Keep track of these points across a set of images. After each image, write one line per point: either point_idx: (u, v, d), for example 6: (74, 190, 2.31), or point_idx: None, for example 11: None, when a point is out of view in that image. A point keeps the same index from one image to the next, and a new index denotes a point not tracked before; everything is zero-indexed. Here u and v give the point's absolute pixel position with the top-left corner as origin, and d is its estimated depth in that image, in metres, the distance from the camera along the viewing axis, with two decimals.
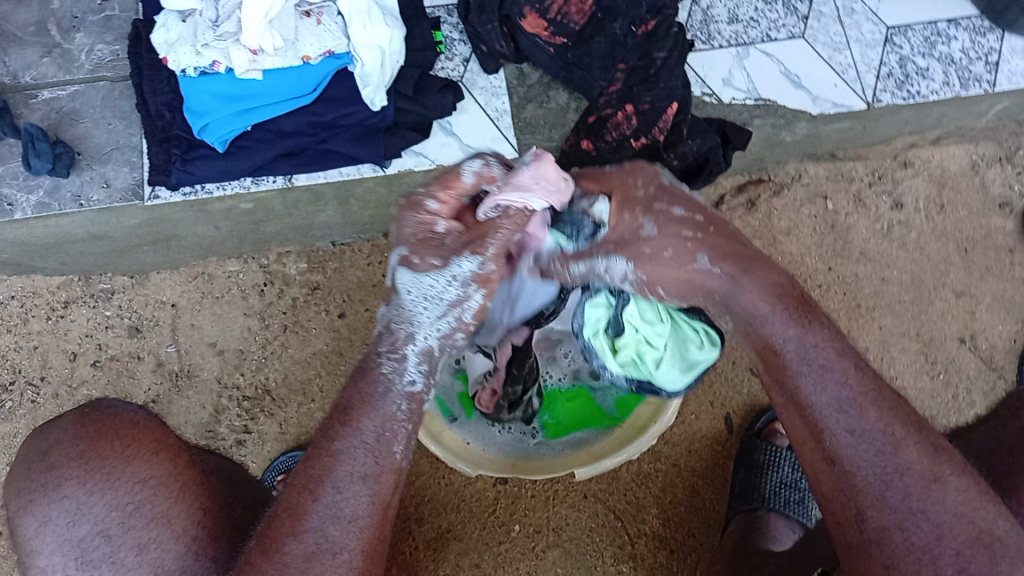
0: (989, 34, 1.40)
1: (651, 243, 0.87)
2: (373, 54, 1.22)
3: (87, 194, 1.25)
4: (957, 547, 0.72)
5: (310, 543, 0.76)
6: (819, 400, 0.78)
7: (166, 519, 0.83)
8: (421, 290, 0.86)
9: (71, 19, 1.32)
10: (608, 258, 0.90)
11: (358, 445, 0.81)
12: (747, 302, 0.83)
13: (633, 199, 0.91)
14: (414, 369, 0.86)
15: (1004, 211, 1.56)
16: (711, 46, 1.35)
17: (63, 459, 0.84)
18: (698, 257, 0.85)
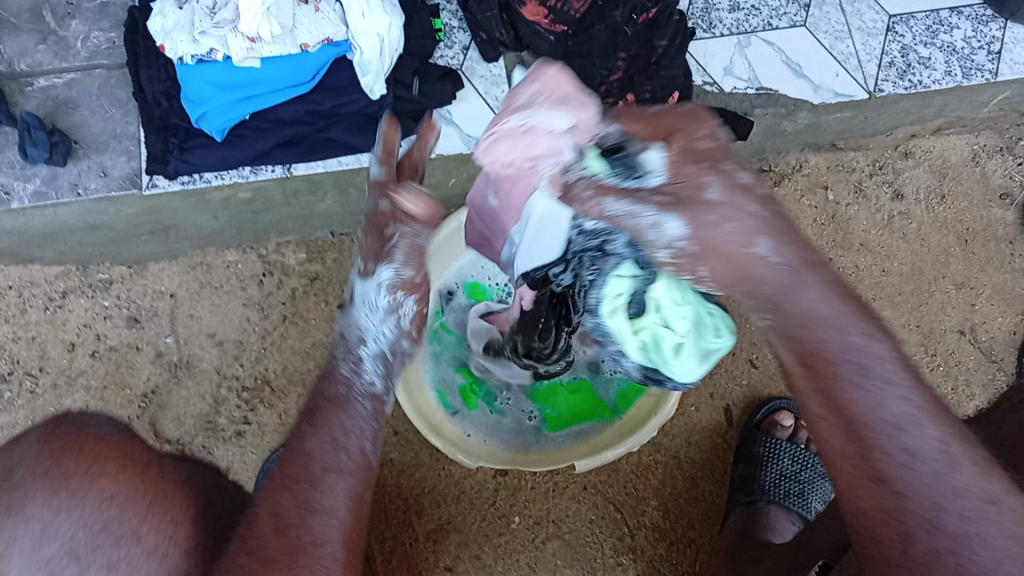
0: (991, 23, 1.38)
1: (719, 210, 0.69)
2: (372, 42, 1.21)
3: (85, 183, 1.24)
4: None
5: (295, 537, 0.73)
6: (876, 416, 0.64)
7: (138, 537, 0.71)
8: (363, 297, 0.95)
9: (65, 5, 1.31)
10: (659, 214, 0.72)
11: (326, 440, 0.82)
12: (807, 302, 0.68)
13: (694, 151, 0.74)
14: (370, 369, 0.92)
15: (1004, 202, 1.55)
16: (712, 34, 1.35)
17: (28, 477, 0.69)
18: (758, 241, 0.68)
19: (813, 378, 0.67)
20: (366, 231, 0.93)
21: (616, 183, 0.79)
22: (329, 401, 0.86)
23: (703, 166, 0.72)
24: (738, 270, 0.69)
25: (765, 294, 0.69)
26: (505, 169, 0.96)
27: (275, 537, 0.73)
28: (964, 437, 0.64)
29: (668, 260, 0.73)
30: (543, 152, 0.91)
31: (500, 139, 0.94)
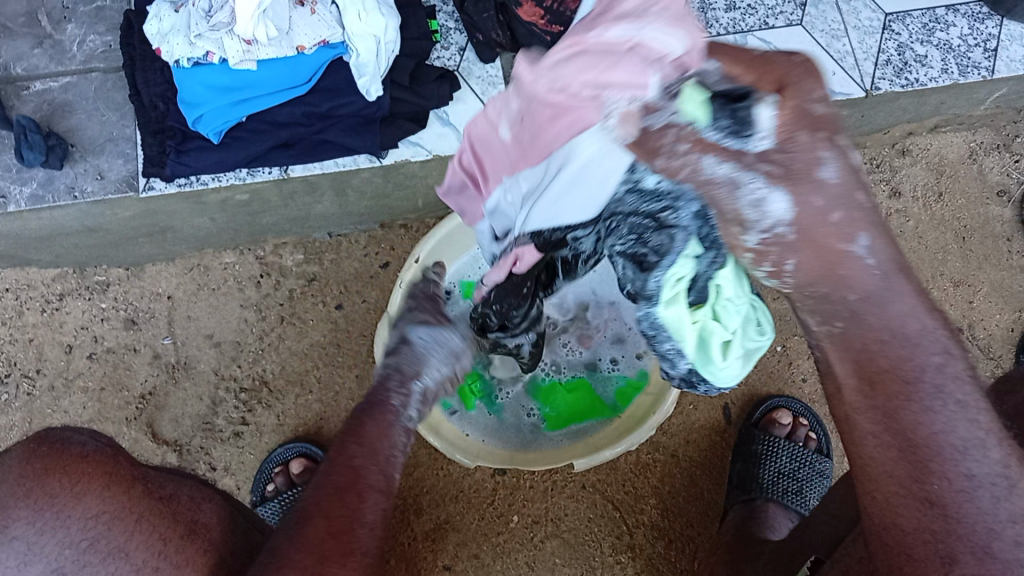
0: (988, 20, 1.38)
1: (825, 194, 0.58)
2: (368, 44, 1.20)
3: (81, 186, 1.24)
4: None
5: (347, 542, 0.76)
6: (945, 439, 0.62)
7: (123, 552, 0.78)
8: (432, 338, 1.01)
9: (61, 8, 1.31)
10: (765, 188, 0.59)
11: (370, 458, 0.84)
12: (894, 313, 0.63)
13: (807, 114, 0.59)
14: (415, 407, 0.95)
15: (1002, 199, 1.55)
16: (710, 34, 1.34)
17: (9, 498, 0.76)
18: (857, 240, 0.60)
19: (871, 394, 0.64)
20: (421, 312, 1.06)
21: (716, 139, 0.61)
22: (376, 423, 0.88)
23: (819, 136, 0.58)
24: (825, 270, 0.62)
25: (845, 301, 0.63)
26: (553, 96, 0.75)
27: (330, 539, 0.75)
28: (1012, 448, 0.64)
29: (757, 244, 0.62)
30: (617, 82, 0.69)
31: (574, 61, 0.73)
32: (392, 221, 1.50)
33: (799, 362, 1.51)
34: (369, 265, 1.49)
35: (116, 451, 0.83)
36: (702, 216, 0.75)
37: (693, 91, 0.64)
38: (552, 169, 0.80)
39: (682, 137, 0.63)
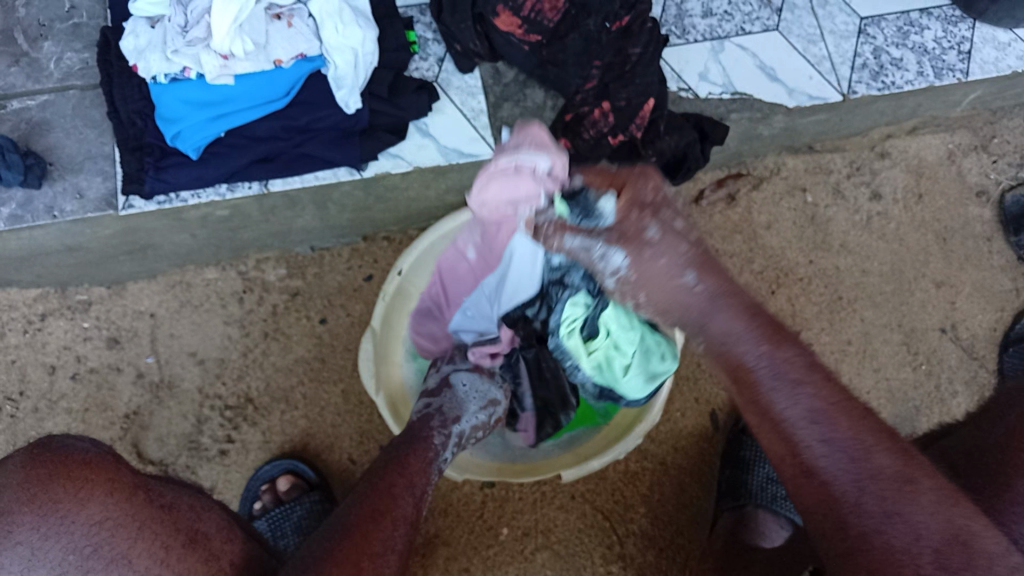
0: (961, 24, 1.39)
1: (652, 247, 0.83)
2: (346, 56, 1.21)
3: (61, 206, 1.23)
4: (936, 544, 0.66)
5: (374, 563, 0.80)
6: (788, 415, 0.74)
7: (127, 559, 0.75)
8: (472, 386, 1.20)
9: (38, 28, 1.30)
10: (606, 247, 0.86)
11: (407, 489, 0.92)
12: (724, 322, 0.79)
13: (640, 202, 0.88)
14: (450, 450, 1.08)
15: (981, 200, 1.56)
16: (686, 41, 1.35)
17: (13, 503, 0.73)
18: (685, 274, 0.81)
19: (742, 391, 0.78)
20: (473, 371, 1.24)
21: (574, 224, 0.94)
22: (418, 458, 0.99)
23: (646, 215, 0.86)
24: (670, 299, 0.82)
25: (691, 318, 0.81)
26: (489, 214, 1.11)
27: (362, 558, 0.79)
28: (865, 422, 0.74)
29: (614, 285, 0.88)
30: (525, 200, 1.06)
31: (490, 187, 1.07)
32: (375, 233, 1.50)
33: None
34: (353, 279, 1.48)
35: (118, 459, 0.82)
36: (588, 278, 1.18)
37: (560, 201, 1.03)
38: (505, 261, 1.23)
39: (553, 225, 0.98)
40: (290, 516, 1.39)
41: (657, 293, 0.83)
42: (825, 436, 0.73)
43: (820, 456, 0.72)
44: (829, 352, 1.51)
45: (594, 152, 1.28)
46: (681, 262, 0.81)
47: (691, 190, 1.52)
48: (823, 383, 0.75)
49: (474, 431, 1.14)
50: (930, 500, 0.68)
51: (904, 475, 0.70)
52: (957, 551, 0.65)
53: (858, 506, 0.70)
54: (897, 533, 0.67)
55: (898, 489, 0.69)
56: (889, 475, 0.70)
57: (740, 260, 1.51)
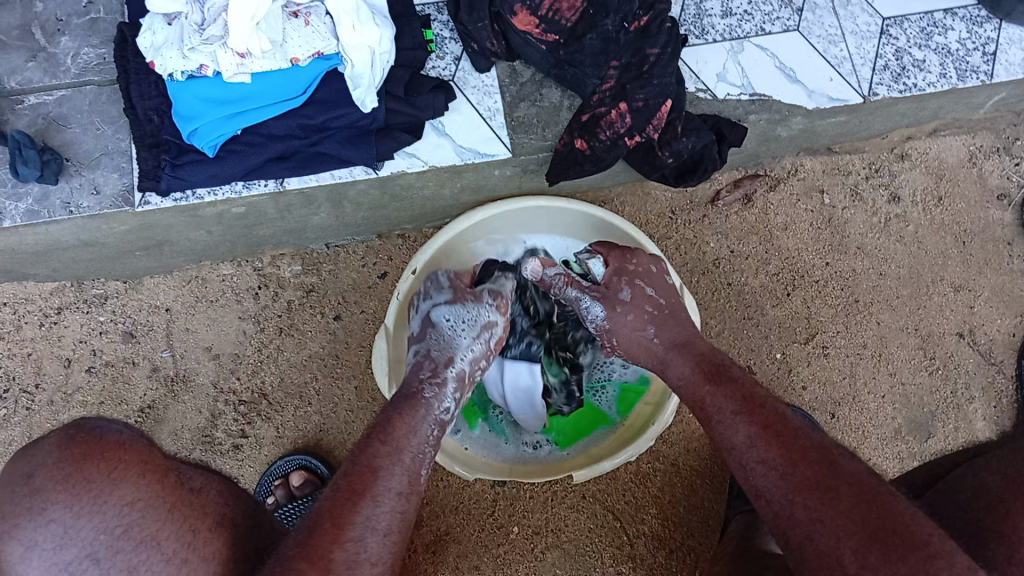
0: (987, 24, 1.37)
1: (623, 303, 1.08)
2: (363, 54, 1.20)
3: (77, 201, 1.24)
4: (853, 545, 0.73)
5: (354, 551, 0.77)
6: (733, 441, 0.89)
7: (157, 542, 0.75)
8: (458, 317, 1.09)
9: (55, 22, 1.30)
10: (590, 300, 1.11)
11: (393, 460, 0.89)
12: (674, 375, 1.02)
13: (624, 270, 1.11)
14: (452, 393, 1.05)
15: (1002, 203, 1.54)
16: (705, 41, 1.33)
17: (48, 481, 0.72)
18: (646, 328, 1.07)
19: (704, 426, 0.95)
20: (456, 296, 1.12)
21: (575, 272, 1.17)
22: (404, 419, 0.95)
23: (623, 278, 1.10)
24: (632, 341, 1.08)
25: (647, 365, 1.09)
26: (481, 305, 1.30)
27: (337, 547, 0.76)
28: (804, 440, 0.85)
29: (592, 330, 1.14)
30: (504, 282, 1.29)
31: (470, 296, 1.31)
32: (389, 231, 1.49)
33: (799, 369, 1.49)
34: (367, 276, 1.48)
35: (148, 441, 0.81)
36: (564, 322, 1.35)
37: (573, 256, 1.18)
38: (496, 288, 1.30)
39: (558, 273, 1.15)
40: (301, 512, 1.39)
41: (624, 338, 1.09)
42: (763, 458, 0.85)
43: (761, 477, 0.84)
44: (844, 355, 1.50)
45: (610, 154, 1.26)
46: (644, 319, 1.07)
47: (707, 190, 1.50)
48: (757, 411, 0.89)
49: (476, 366, 1.09)
50: (846, 505, 0.76)
51: (823, 482, 0.79)
52: (873, 548, 0.72)
53: (792, 519, 0.79)
54: (820, 537, 0.76)
55: (819, 497, 0.78)
56: (810, 485, 0.79)
57: (756, 261, 1.50)
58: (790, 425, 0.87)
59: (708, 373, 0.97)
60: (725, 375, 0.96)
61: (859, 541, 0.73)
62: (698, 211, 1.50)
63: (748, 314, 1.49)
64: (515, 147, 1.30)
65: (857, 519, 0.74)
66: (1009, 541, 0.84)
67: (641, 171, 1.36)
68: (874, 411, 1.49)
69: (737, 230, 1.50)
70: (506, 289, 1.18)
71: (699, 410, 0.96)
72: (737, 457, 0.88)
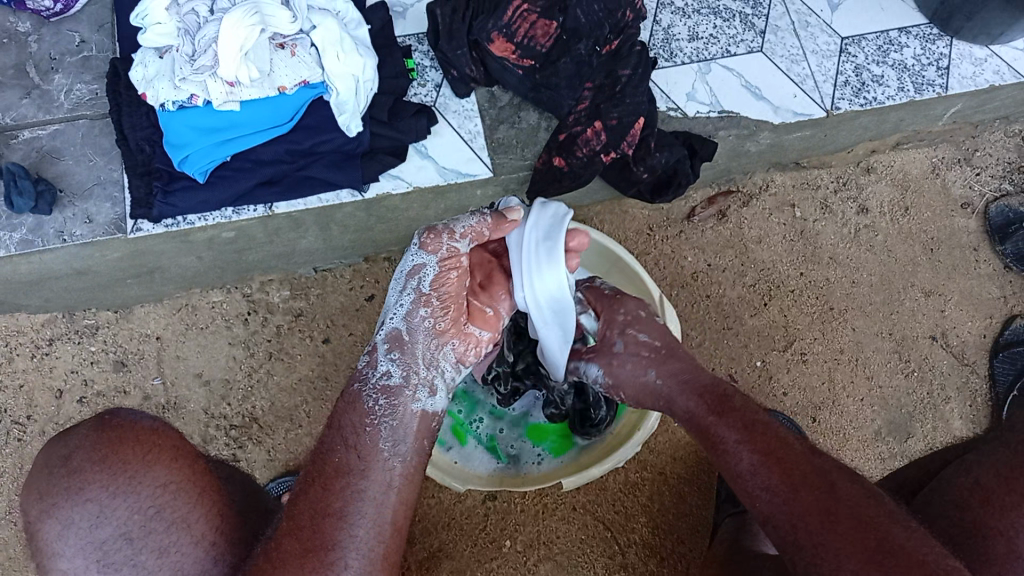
0: (939, 41, 1.45)
1: (617, 356, 1.08)
2: (348, 83, 1.25)
3: (70, 230, 1.27)
4: (854, 568, 0.76)
5: (305, 540, 0.80)
6: (737, 467, 0.88)
7: (186, 523, 0.79)
8: (401, 272, 1.06)
9: (48, 60, 1.35)
10: (588, 364, 1.11)
11: (340, 443, 0.92)
12: (683, 404, 0.99)
13: (614, 321, 1.12)
14: (385, 356, 1.01)
15: (966, 211, 1.61)
16: (674, 63, 1.40)
17: (85, 463, 0.78)
18: (648, 371, 1.04)
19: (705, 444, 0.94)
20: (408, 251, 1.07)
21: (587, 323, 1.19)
22: (347, 400, 0.98)
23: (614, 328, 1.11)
24: (637, 389, 1.06)
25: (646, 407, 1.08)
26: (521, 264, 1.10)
27: (288, 537, 0.80)
28: (798, 466, 0.85)
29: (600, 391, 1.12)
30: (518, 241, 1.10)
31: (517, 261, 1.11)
32: (376, 255, 1.53)
33: (779, 376, 1.53)
34: (355, 299, 1.52)
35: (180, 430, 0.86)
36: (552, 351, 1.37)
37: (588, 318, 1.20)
38: (520, 249, 1.10)
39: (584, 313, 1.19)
40: None
41: (629, 390, 1.06)
42: (766, 485, 0.85)
43: (765, 502, 0.84)
44: (822, 361, 1.54)
45: (587, 170, 1.32)
46: (644, 364, 1.05)
47: (682, 207, 1.56)
48: (760, 438, 0.88)
49: (413, 318, 1.03)
50: (846, 528, 0.78)
51: (825, 508, 0.81)
52: (873, 572, 0.75)
53: (797, 543, 0.80)
54: (826, 561, 0.78)
55: (820, 521, 0.80)
56: (814, 511, 0.81)
57: (732, 273, 1.55)
58: (793, 451, 0.87)
59: (713, 403, 0.95)
60: (728, 405, 0.94)
61: (858, 562, 0.76)
62: (674, 227, 1.55)
63: (727, 326, 1.53)
64: (495, 167, 1.35)
65: (856, 542, 0.77)
66: (1000, 534, 0.84)
67: (617, 188, 1.42)
68: (854, 414, 1.53)
69: (712, 245, 1.56)
70: (461, 224, 1.06)
71: (703, 438, 0.94)
72: (742, 484, 0.87)
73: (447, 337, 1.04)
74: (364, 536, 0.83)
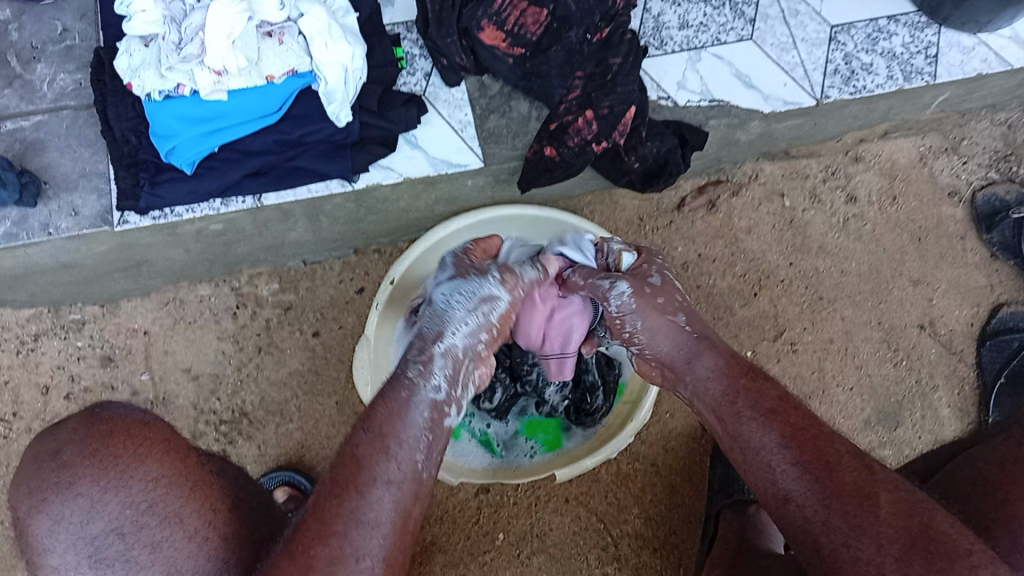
0: (927, 29, 1.46)
1: (655, 288, 1.09)
2: (336, 71, 1.24)
3: (56, 223, 1.25)
4: (897, 554, 0.73)
5: (335, 547, 0.78)
6: (757, 439, 0.89)
7: (179, 518, 0.78)
8: (460, 290, 1.06)
9: (31, 50, 1.33)
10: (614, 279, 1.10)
11: (379, 449, 0.87)
12: (703, 368, 1.00)
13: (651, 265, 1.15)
14: (440, 370, 0.98)
15: (953, 200, 1.62)
16: (664, 52, 1.39)
17: (76, 457, 0.79)
18: (678, 315, 1.06)
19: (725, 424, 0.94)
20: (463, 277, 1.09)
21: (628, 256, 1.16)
22: (390, 405, 0.92)
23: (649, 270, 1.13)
24: (659, 326, 1.06)
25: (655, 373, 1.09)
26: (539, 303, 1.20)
27: (317, 545, 0.78)
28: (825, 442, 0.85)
29: (615, 310, 1.09)
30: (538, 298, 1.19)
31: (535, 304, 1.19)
32: (366, 246, 1.52)
33: (769, 366, 1.53)
34: (345, 291, 1.51)
35: (169, 422, 0.86)
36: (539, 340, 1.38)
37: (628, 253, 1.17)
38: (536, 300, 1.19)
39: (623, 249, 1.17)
40: None
41: (650, 319, 1.06)
42: (796, 462, 0.84)
43: (791, 479, 0.83)
44: (812, 351, 1.55)
45: (579, 159, 1.31)
46: (674, 306, 1.07)
47: (673, 197, 1.55)
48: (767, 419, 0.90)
49: (472, 339, 1.04)
50: (887, 514, 0.77)
51: (862, 490, 0.79)
52: (916, 559, 0.72)
53: (828, 525, 0.78)
54: (863, 546, 0.75)
55: (858, 503, 0.78)
56: (849, 491, 0.79)
57: (722, 264, 1.55)
58: (824, 432, 0.86)
59: (744, 368, 0.97)
60: (759, 372, 0.96)
61: (903, 549, 0.74)
62: (665, 217, 1.55)
63: (718, 317, 1.54)
64: (486, 157, 1.35)
65: (898, 527, 0.75)
66: (1006, 528, 0.84)
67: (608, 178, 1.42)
68: (844, 403, 1.54)
69: (703, 234, 1.55)
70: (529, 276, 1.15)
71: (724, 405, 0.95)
72: (764, 458, 0.87)
73: (480, 366, 1.05)
74: (390, 546, 0.82)
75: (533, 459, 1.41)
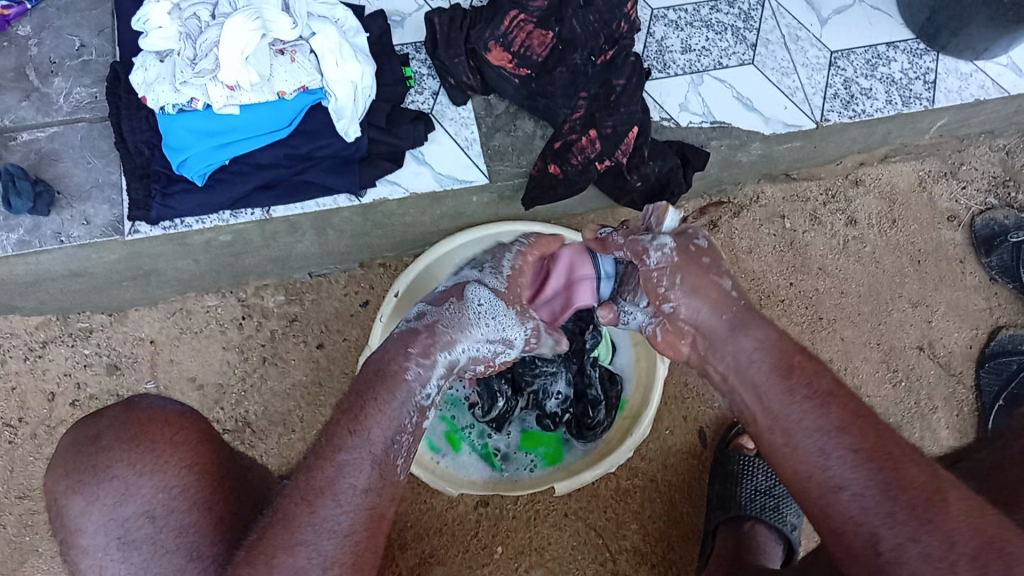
0: (925, 55, 1.49)
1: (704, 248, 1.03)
2: (346, 89, 1.27)
3: (68, 231, 1.28)
4: (970, 553, 0.73)
5: (300, 558, 0.81)
6: (800, 429, 0.87)
7: (207, 504, 0.88)
8: (493, 311, 1.04)
9: (48, 64, 1.36)
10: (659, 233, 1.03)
11: (361, 459, 0.88)
12: (745, 348, 0.96)
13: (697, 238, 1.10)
14: (437, 383, 0.99)
15: (952, 224, 1.63)
16: (667, 74, 1.42)
17: (114, 442, 0.89)
18: (723, 280, 1.01)
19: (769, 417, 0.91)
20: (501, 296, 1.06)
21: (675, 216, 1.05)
22: (383, 407, 0.92)
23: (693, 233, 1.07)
24: (703, 288, 1.00)
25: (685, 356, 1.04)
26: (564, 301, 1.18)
27: (280, 553, 0.81)
28: (874, 434, 0.84)
29: (653, 263, 1.02)
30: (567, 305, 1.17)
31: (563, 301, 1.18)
32: (371, 260, 1.54)
33: None
34: (350, 304, 1.53)
35: (201, 417, 0.96)
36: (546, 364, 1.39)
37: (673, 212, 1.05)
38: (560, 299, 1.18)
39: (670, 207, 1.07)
40: None
41: (693, 278, 1.00)
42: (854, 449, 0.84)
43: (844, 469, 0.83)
44: None
45: (583, 177, 1.34)
46: (721, 271, 1.02)
47: None
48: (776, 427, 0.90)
49: (471, 362, 1.04)
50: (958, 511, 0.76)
51: (932, 485, 0.79)
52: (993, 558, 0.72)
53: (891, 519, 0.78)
54: (933, 544, 0.75)
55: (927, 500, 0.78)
56: (914, 488, 0.79)
57: None
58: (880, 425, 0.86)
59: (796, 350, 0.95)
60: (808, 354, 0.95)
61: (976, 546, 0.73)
62: None
63: None
64: (491, 174, 1.37)
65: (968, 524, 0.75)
66: None
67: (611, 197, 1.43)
68: None
69: None
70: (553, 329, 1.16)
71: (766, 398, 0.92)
72: (818, 447, 0.85)
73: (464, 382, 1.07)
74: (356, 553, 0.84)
75: (532, 474, 1.42)
